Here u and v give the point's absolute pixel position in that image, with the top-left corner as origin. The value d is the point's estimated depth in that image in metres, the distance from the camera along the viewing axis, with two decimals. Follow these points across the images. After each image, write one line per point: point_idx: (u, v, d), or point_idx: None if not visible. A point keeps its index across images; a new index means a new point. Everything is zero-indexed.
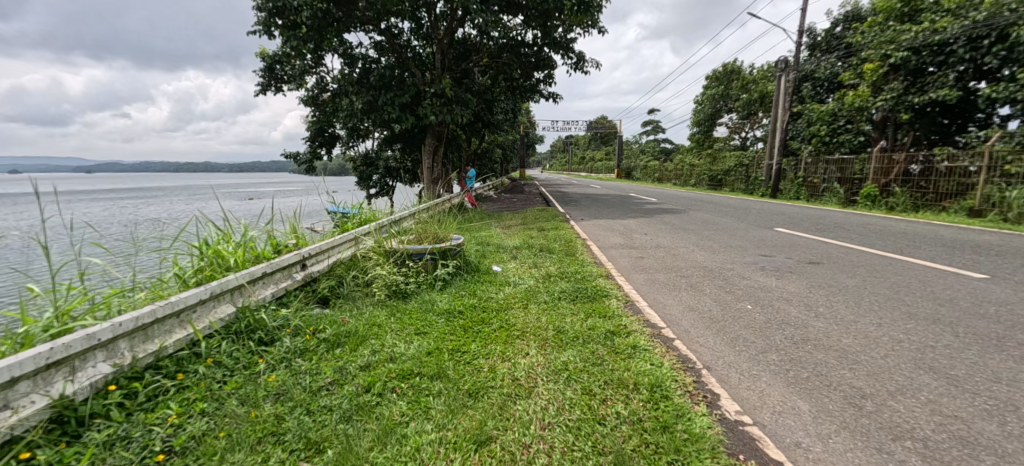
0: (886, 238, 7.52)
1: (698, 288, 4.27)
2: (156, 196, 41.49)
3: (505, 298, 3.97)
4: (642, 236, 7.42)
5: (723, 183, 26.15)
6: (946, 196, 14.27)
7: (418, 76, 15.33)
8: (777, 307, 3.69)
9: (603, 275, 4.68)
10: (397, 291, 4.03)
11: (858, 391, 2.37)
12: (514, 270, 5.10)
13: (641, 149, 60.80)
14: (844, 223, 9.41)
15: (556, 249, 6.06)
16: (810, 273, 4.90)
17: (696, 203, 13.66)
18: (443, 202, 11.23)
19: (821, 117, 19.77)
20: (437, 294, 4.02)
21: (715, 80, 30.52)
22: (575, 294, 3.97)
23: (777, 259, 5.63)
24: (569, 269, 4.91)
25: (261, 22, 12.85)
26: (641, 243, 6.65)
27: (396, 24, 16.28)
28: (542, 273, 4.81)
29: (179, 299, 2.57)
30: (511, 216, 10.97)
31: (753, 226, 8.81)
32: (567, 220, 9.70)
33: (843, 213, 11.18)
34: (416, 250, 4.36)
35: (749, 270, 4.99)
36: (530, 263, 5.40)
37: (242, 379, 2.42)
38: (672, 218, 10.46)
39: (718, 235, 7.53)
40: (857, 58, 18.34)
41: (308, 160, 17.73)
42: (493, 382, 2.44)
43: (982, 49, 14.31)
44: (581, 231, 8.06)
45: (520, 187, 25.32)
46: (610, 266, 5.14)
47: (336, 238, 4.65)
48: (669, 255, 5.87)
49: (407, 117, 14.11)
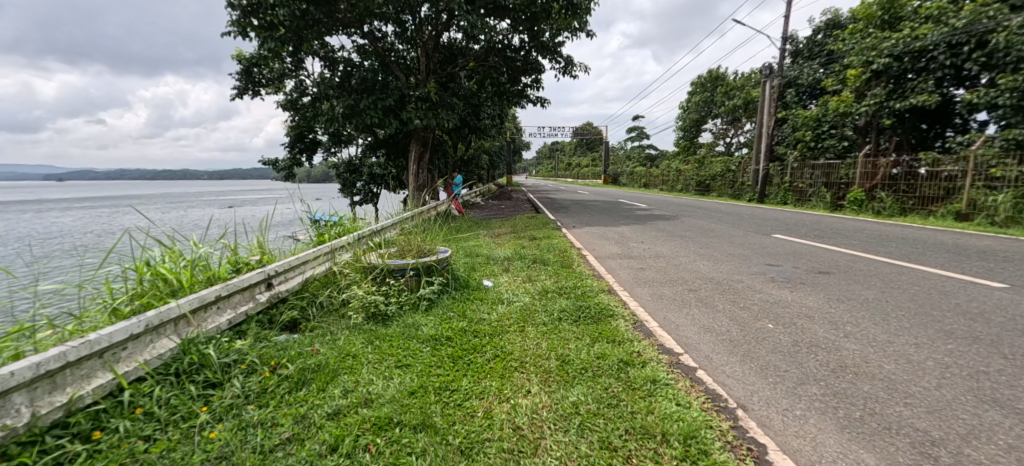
0: (888, 244, 7.25)
1: (710, 304, 3.90)
2: (129, 205, 40.09)
3: (498, 318, 3.55)
4: (639, 244, 7.06)
5: (711, 188, 26.05)
6: (932, 201, 14.17)
7: (402, 79, 14.89)
8: (802, 326, 3.33)
9: (604, 290, 4.29)
10: (377, 313, 3.60)
11: (925, 436, 2.01)
12: (507, 285, 4.67)
13: (626, 155, 60.96)
14: (841, 229, 9.17)
15: (550, 261, 5.64)
16: (823, 285, 4.57)
17: (687, 209, 13.38)
18: (428, 210, 10.77)
19: (805, 123, 19.79)
20: (422, 316, 3.57)
21: (700, 87, 30.63)
22: (577, 313, 3.56)
23: (785, 269, 5.28)
24: (566, 283, 4.51)
25: (235, 23, 12.29)
26: (639, 253, 6.28)
27: (379, 28, 15.84)
28: (538, 289, 4.40)
29: (100, 337, 2.18)
30: (499, 224, 10.53)
31: (750, 232, 8.52)
32: (559, 228, 9.30)
33: (837, 218, 10.97)
34: (395, 265, 3.92)
35: (759, 282, 4.64)
36: (524, 276, 4.98)
37: (174, 437, 2.04)
38: (665, 225, 10.13)
39: (717, 242, 7.20)
40: (840, 64, 18.38)
41: (287, 168, 17.09)
42: (489, 433, 2.05)
43: (962, 55, 14.42)
44: (574, 239, 7.66)
45: (507, 194, 24.89)
46: (611, 279, 4.75)
47: (308, 253, 4.19)
48: (671, 265, 5.51)
49: (390, 122, 13.65)
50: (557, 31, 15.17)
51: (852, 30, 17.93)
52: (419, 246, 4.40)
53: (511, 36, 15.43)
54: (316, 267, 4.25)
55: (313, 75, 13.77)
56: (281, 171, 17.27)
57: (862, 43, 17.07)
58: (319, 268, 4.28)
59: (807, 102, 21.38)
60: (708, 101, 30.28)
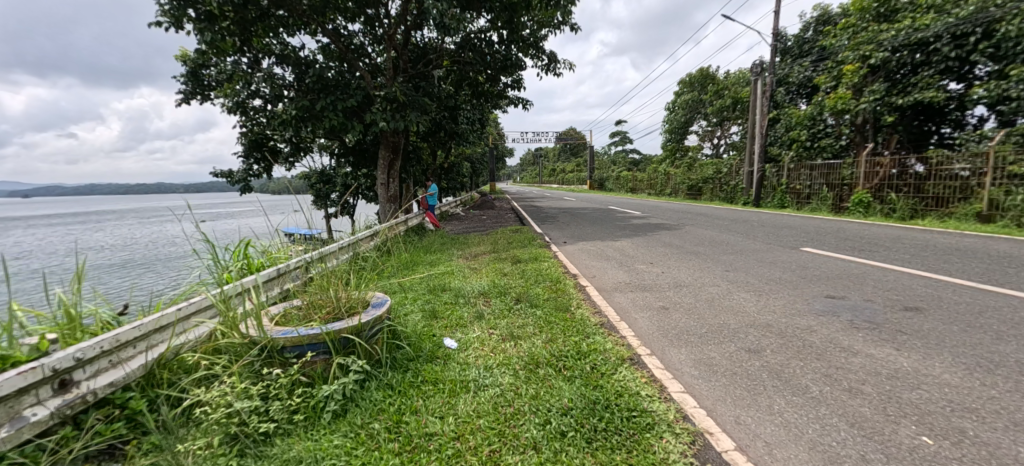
0: (948, 257, 5.90)
1: (797, 384, 2.46)
2: (80, 222, 37.14)
3: (455, 434, 2.14)
4: (652, 268, 5.57)
5: (702, 192, 24.82)
6: (943, 201, 12.93)
7: (367, 78, 13.35)
8: (987, 444, 1.93)
9: (625, 360, 2.82)
10: (255, 435, 2.12)
11: None
12: (478, 349, 3.22)
13: (611, 159, 59.85)
14: (873, 237, 7.87)
15: (539, 302, 4.13)
16: (936, 334, 3.14)
17: (686, 217, 11.99)
18: (393, 228, 9.24)
19: (799, 122, 18.26)
20: (325, 437, 2.13)
21: (687, 87, 29.67)
22: (588, 421, 2.14)
23: (856, 303, 3.88)
24: (563, 347, 3.07)
25: (166, 14, 10.67)
26: (654, 284, 4.78)
27: (344, 25, 14.35)
28: (524, 357, 2.98)
29: None
30: (477, 241, 9.06)
31: (773, 246, 7.10)
32: (547, 245, 7.88)
33: (859, 224, 9.67)
34: (288, 339, 2.42)
35: (840, 333, 3.20)
36: (506, 332, 3.50)
37: None
38: (669, 237, 8.73)
39: (745, 263, 5.73)
40: (834, 60, 17.24)
41: (243, 181, 15.33)
42: None
43: (967, 47, 13.29)
44: (566, 262, 6.23)
45: (490, 203, 23.31)
46: (625, 333, 3.34)
47: (164, 316, 2.87)
48: (701, 302, 4.04)
49: (353, 126, 12.12)
50: (539, 23, 13.75)
51: (844, 25, 16.86)
52: (342, 296, 2.91)
53: (488, 32, 14.03)
54: (175, 335, 2.95)
55: (262, 75, 12.19)
56: (236, 184, 15.49)
57: (857, 38, 15.96)
58: (182, 337, 2.99)
59: (801, 100, 20.11)
60: (696, 101, 29.16)
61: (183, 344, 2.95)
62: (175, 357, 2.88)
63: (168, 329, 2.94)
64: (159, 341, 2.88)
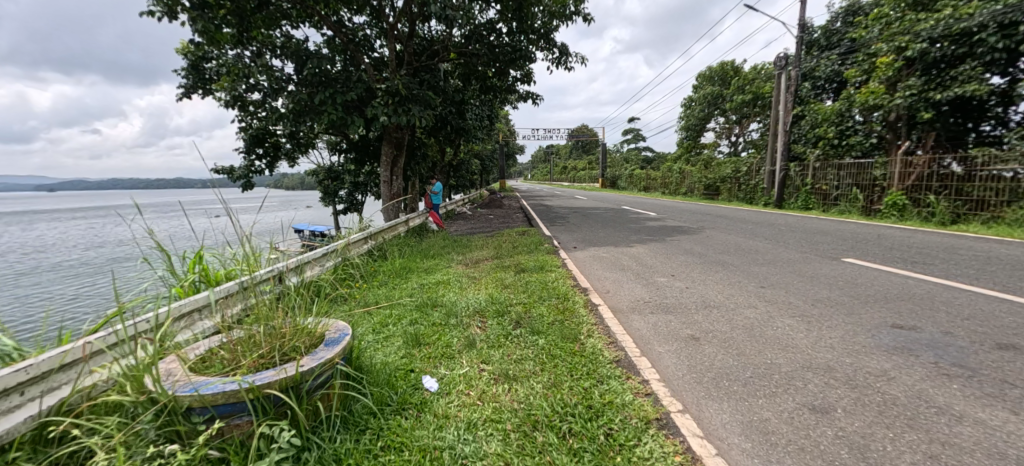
0: (1018, 273, 5.13)
1: None
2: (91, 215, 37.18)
3: None
4: (676, 283, 4.88)
5: (720, 191, 23.90)
6: (988, 205, 11.92)
7: (370, 71, 12.77)
8: None
9: (650, 422, 2.16)
10: None
11: None
12: (463, 395, 2.56)
13: (623, 157, 58.82)
14: (920, 245, 7.08)
15: (542, 329, 3.45)
16: None
17: (706, 219, 11.23)
18: (391, 231, 8.64)
19: (826, 118, 17.31)
20: None
21: (705, 81, 28.68)
22: None
23: (933, 337, 3.18)
24: (568, 398, 2.40)
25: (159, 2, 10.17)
26: (680, 303, 4.09)
27: (347, 16, 13.80)
28: (520, 411, 2.33)
29: None
30: (481, 244, 8.43)
31: (809, 255, 6.36)
32: (557, 251, 7.21)
33: (899, 229, 8.85)
34: (197, 398, 1.79)
35: (928, 384, 2.52)
36: (499, 369, 2.84)
37: None
38: (690, 242, 8.03)
39: (782, 277, 5.02)
40: (865, 53, 16.23)
41: (244, 177, 14.85)
42: None
43: (1017, 37, 12.17)
44: (578, 272, 5.56)
45: (499, 201, 22.66)
46: (647, 375, 2.68)
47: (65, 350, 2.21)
48: (740, 331, 3.37)
49: (354, 121, 11.53)
50: (551, 14, 13.00)
51: (877, 14, 15.79)
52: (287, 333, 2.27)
53: (497, 23, 13.34)
54: (82, 375, 2.28)
55: (260, 68, 11.68)
56: (237, 181, 15.02)
57: (892, 28, 14.96)
58: (91, 377, 2.30)
59: (828, 96, 19.07)
60: (714, 97, 28.16)
61: (94, 385, 2.27)
62: (82, 402, 2.22)
63: (75, 367, 2.27)
64: (59, 384, 2.20)
